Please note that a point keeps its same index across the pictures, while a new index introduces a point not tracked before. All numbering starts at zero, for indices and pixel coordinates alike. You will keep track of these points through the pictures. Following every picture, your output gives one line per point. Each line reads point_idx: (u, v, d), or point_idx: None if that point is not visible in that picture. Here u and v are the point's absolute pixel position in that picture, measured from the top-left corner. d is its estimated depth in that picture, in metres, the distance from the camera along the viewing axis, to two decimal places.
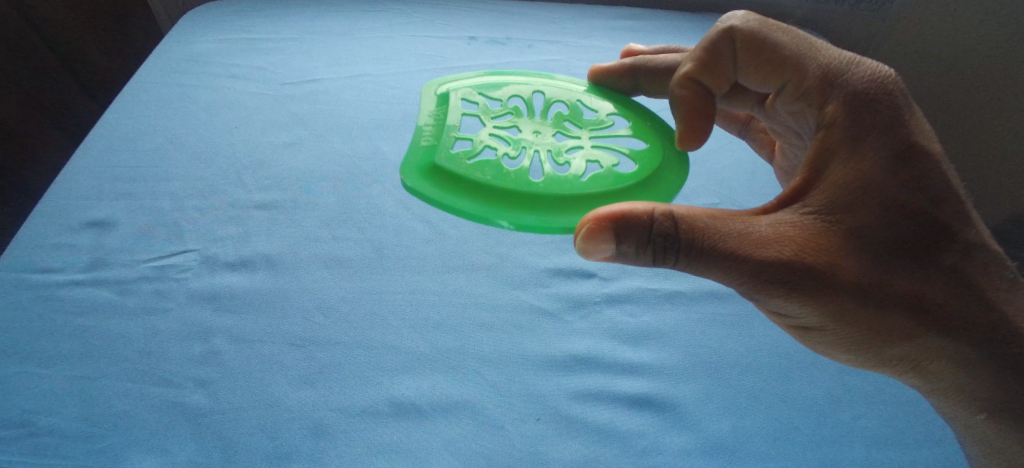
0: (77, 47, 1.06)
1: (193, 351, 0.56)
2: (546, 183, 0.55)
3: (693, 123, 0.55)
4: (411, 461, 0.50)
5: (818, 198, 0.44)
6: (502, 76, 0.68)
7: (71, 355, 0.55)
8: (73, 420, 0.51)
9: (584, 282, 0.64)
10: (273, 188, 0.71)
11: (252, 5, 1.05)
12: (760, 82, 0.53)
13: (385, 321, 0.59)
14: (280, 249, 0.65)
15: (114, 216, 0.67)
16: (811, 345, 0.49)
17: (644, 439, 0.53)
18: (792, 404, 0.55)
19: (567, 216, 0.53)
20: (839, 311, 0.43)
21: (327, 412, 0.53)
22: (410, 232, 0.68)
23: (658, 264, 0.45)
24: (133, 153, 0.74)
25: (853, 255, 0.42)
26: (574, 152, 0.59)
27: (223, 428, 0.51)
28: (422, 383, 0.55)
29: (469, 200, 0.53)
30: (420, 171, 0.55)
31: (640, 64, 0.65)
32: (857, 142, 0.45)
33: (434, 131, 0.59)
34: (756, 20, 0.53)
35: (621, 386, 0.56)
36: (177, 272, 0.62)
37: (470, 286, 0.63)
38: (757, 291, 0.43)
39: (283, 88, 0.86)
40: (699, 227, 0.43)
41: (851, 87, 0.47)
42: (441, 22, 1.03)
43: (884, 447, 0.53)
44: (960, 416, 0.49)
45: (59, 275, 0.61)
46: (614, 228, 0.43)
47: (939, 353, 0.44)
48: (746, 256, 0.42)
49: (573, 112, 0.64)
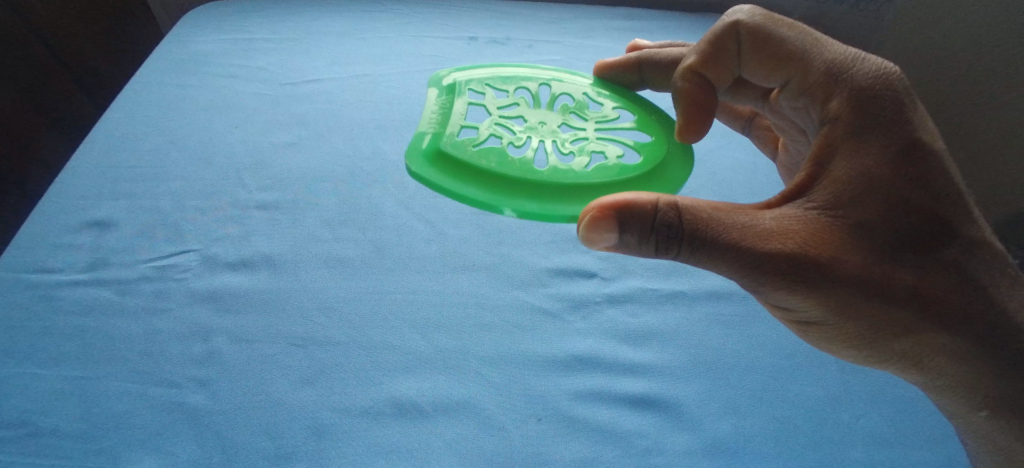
0: (75, 48, 1.05)
1: (194, 350, 0.56)
2: (551, 172, 0.54)
3: (693, 116, 0.55)
4: (412, 461, 0.50)
5: (823, 192, 0.44)
6: (510, 70, 0.68)
7: (71, 355, 0.55)
8: (72, 421, 0.51)
9: (585, 282, 0.64)
10: (274, 188, 0.71)
11: (249, 6, 1.05)
12: (766, 76, 0.53)
13: (386, 321, 0.59)
14: (281, 249, 0.65)
15: (114, 216, 0.66)
16: (814, 340, 0.49)
17: (645, 439, 0.52)
18: (793, 404, 0.55)
19: (572, 206, 0.53)
20: (841, 303, 0.43)
21: (328, 412, 0.52)
22: (411, 232, 0.68)
23: (661, 255, 0.45)
24: (133, 153, 0.74)
25: (857, 249, 0.42)
26: (579, 144, 0.59)
27: (223, 429, 0.51)
28: (422, 383, 0.54)
29: (473, 187, 0.53)
30: (426, 157, 0.55)
31: (646, 58, 0.65)
32: (861, 138, 0.45)
33: (439, 119, 0.59)
34: (762, 14, 0.53)
35: (622, 385, 0.56)
36: (177, 272, 0.62)
37: (471, 287, 0.63)
38: (760, 283, 0.43)
39: (284, 88, 0.86)
40: (702, 218, 0.43)
41: (857, 82, 0.47)
42: (441, 22, 1.03)
43: (886, 447, 0.52)
44: (959, 411, 0.49)
45: (59, 275, 0.60)
46: (618, 217, 0.43)
47: (940, 347, 0.44)
48: (749, 248, 0.42)
49: (579, 104, 0.64)
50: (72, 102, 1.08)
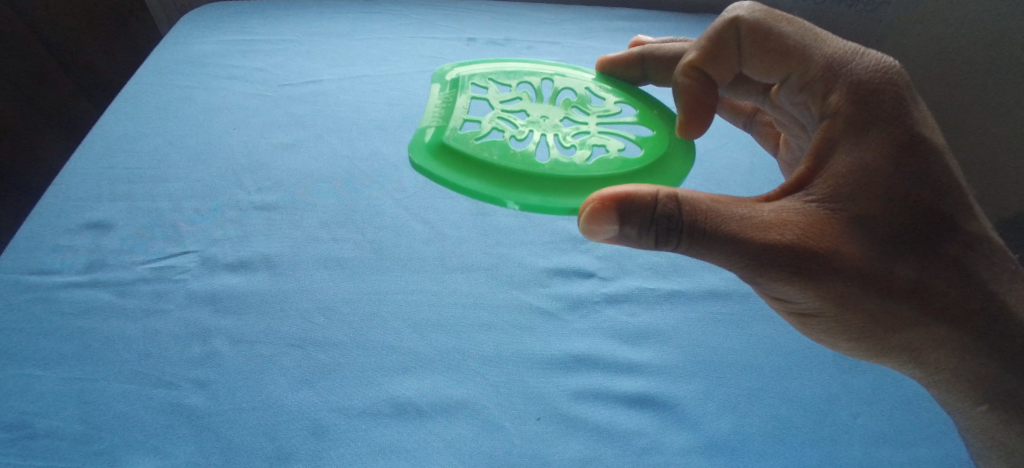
0: (76, 51, 1.05)
1: (193, 351, 0.55)
2: (552, 165, 0.54)
3: (694, 112, 0.55)
4: (411, 461, 0.50)
5: (822, 186, 0.44)
6: (513, 64, 0.68)
7: (69, 357, 0.54)
8: (71, 422, 0.50)
9: (584, 281, 0.64)
10: (274, 189, 0.71)
11: (250, 7, 1.05)
12: (767, 72, 0.53)
13: (385, 321, 0.59)
14: (281, 250, 0.64)
15: (114, 217, 0.66)
16: (813, 333, 0.49)
17: (644, 438, 0.52)
18: (793, 403, 0.55)
19: (572, 199, 0.53)
20: (841, 296, 0.42)
21: (327, 413, 0.52)
22: (410, 232, 0.68)
23: (661, 248, 0.45)
24: (133, 154, 0.74)
25: (856, 242, 0.42)
26: (581, 137, 0.59)
27: (223, 429, 0.51)
28: (421, 384, 0.54)
29: (475, 180, 0.53)
30: (429, 150, 0.55)
31: (648, 53, 0.65)
32: (860, 132, 0.45)
33: (441, 113, 0.59)
34: (762, 10, 0.54)
35: (621, 385, 0.55)
36: (177, 273, 0.62)
37: (471, 286, 0.62)
38: (759, 275, 0.43)
39: (283, 89, 0.86)
40: (702, 210, 0.43)
41: (856, 76, 0.47)
42: (440, 22, 1.03)
43: (884, 445, 0.52)
44: (959, 407, 0.49)
45: (58, 276, 0.60)
46: (618, 208, 0.43)
47: (938, 341, 0.44)
48: (747, 239, 0.42)
49: (581, 99, 0.64)
50: (71, 102, 1.08)
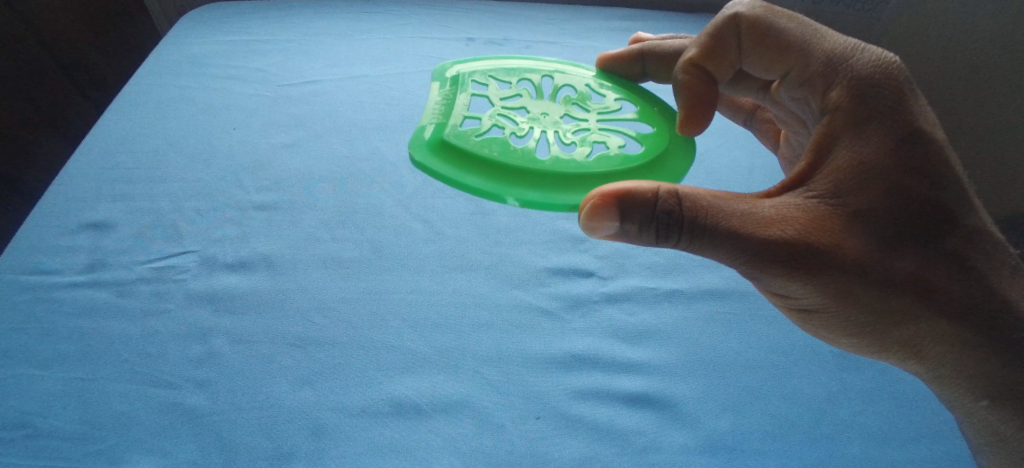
0: (77, 53, 1.06)
1: (193, 351, 0.55)
2: (553, 161, 0.54)
3: (694, 108, 0.55)
4: (411, 460, 0.50)
5: (823, 181, 0.44)
6: (513, 61, 0.68)
7: (69, 357, 0.54)
8: (70, 422, 0.50)
9: (584, 280, 0.64)
10: (273, 189, 0.71)
11: (250, 7, 1.05)
12: (767, 67, 0.53)
13: (385, 321, 0.58)
14: (281, 250, 0.64)
15: (113, 217, 0.66)
16: (813, 329, 0.49)
17: (644, 436, 0.52)
18: (794, 401, 0.55)
19: (572, 196, 0.52)
20: (841, 291, 0.42)
21: (326, 412, 0.52)
22: (410, 232, 0.68)
23: (661, 244, 0.45)
24: (132, 154, 0.74)
25: (856, 237, 0.42)
26: (581, 134, 0.59)
27: (223, 428, 0.50)
28: (421, 383, 0.54)
29: (475, 177, 0.53)
30: (429, 147, 0.55)
31: (648, 49, 0.65)
32: (861, 127, 0.45)
33: (441, 110, 0.59)
34: (762, 7, 0.54)
35: (621, 384, 0.55)
36: (177, 273, 0.61)
37: (471, 286, 0.62)
38: (759, 271, 0.43)
39: (283, 89, 0.86)
40: (702, 205, 0.43)
41: (856, 71, 0.47)
42: (439, 22, 1.03)
43: (885, 443, 0.52)
44: (960, 403, 0.48)
45: (58, 276, 0.60)
46: (619, 204, 0.43)
47: (939, 336, 0.44)
48: (748, 235, 0.42)
49: (581, 95, 0.64)
50: (71, 104, 1.08)
